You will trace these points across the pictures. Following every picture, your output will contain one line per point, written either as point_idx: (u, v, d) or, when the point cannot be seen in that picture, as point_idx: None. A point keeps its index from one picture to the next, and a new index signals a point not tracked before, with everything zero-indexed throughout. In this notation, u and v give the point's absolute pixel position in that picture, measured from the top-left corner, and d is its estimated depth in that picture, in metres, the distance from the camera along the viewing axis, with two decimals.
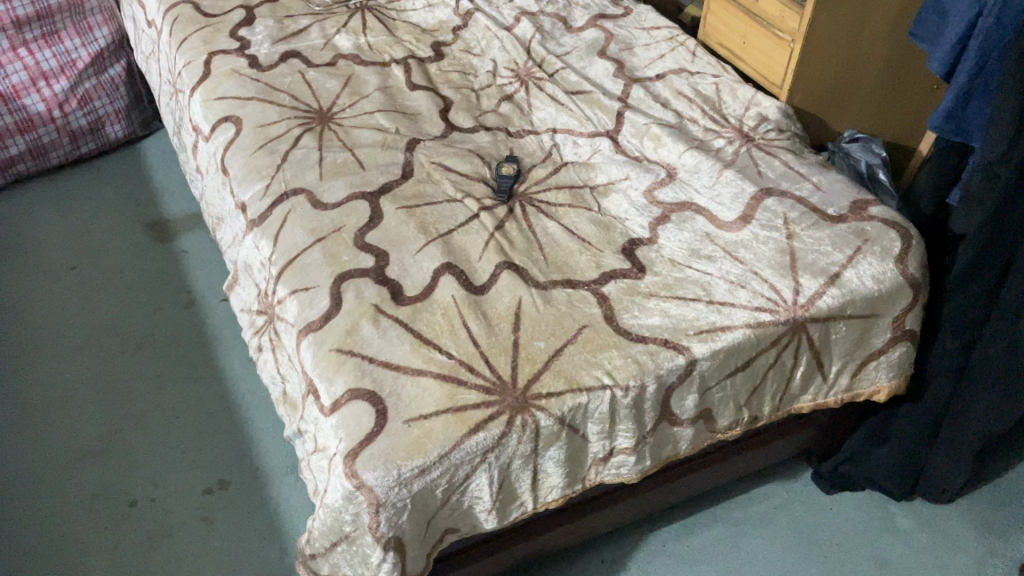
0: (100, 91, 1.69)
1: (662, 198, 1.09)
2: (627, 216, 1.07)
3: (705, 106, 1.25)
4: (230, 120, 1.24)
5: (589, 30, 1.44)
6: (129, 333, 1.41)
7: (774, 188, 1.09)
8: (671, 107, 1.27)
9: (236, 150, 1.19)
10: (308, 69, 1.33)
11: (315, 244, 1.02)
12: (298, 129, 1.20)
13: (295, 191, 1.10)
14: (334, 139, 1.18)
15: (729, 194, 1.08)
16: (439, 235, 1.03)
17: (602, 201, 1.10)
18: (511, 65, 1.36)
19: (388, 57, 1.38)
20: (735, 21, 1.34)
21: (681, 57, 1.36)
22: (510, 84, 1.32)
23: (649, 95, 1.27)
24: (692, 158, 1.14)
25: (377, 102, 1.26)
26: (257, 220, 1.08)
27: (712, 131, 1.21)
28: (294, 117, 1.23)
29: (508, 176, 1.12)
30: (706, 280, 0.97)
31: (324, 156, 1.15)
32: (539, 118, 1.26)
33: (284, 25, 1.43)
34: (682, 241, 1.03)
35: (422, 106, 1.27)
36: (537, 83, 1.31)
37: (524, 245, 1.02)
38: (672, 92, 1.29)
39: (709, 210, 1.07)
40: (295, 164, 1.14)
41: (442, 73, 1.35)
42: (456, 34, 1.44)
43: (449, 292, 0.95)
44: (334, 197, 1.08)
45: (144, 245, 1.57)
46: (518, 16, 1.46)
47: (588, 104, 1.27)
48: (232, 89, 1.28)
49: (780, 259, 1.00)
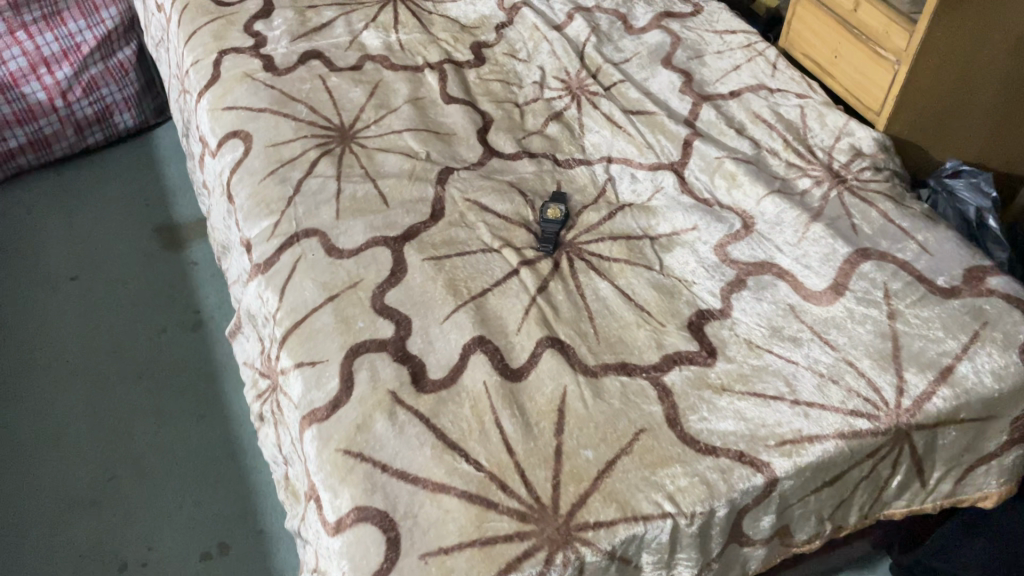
0: (108, 77, 1.54)
1: (737, 256, 0.92)
2: (695, 280, 0.90)
3: (788, 135, 1.07)
4: (239, 136, 1.08)
5: (652, 31, 1.25)
6: (130, 359, 1.27)
7: (872, 250, 0.91)
8: (747, 134, 1.09)
9: (243, 173, 1.03)
10: (329, 74, 1.17)
11: (326, 304, 0.87)
12: (314, 150, 1.04)
13: (307, 233, 0.94)
14: (355, 165, 1.03)
15: (817, 256, 0.91)
16: (470, 297, 0.87)
17: (664, 255, 0.93)
18: (561, 75, 1.18)
19: (422, 61, 1.21)
20: (824, 29, 1.14)
21: (759, 70, 1.18)
22: (560, 98, 1.15)
23: (722, 118, 1.09)
24: (773, 206, 0.96)
25: (406, 119, 1.10)
26: (263, 265, 0.94)
27: (795, 167, 1.03)
28: (311, 135, 1.07)
29: (555, 223, 0.95)
30: (791, 371, 0.81)
31: (342, 189, 0.99)
32: (592, 143, 1.09)
33: (305, 17, 1.27)
34: (761, 315, 0.86)
35: (458, 125, 1.10)
36: (590, 98, 1.14)
37: (571, 314, 0.86)
38: (749, 114, 1.11)
39: (793, 274, 0.90)
40: (310, 197, 0.99)
41: (481, 83, 1.18)
42: (500, 31, 1.27)
43: (479, 377, 0.79)
44: (352, 242, 0.93)
45: (152, 253, 1.43)
46: (571, 14, 1.28)
47: (649, 127, 1.09)
48: (242, 98, 1.13)
49: (880, 347, 0.83)
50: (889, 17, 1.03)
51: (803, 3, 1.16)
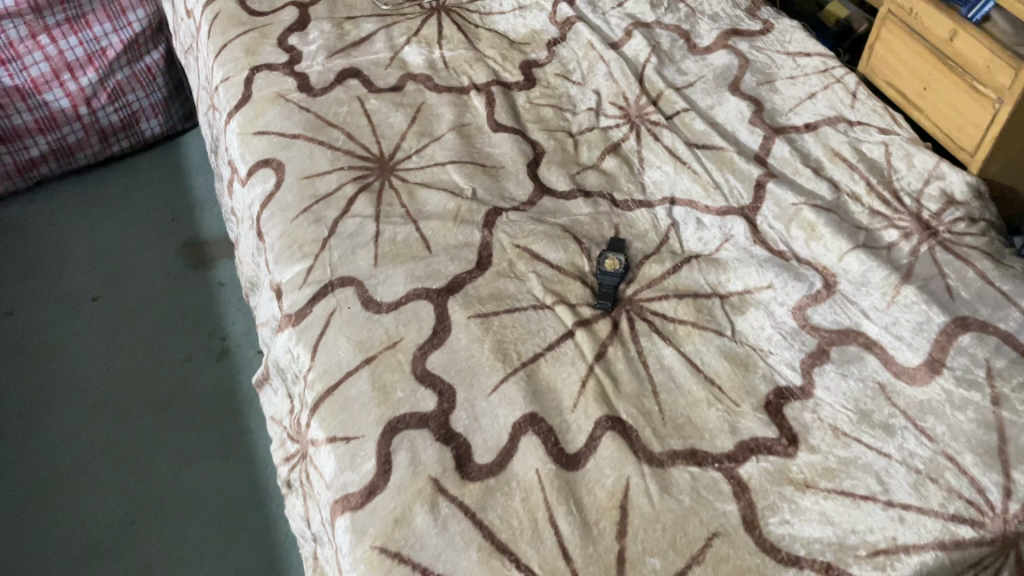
0: (134, 82, 1.47)
1: (818, 321, 0.83)
2: (770, 349, 0.81)
3: (871, 177, 0.97)
4: (271, 165, 1.00)
5: (718, 51, 1.15)
6: (153, 389, 1.21)
7: (971, 319, 0.81)
8: (825, 174, 0.99)
9: (275, 209, 0.96)
10: (368, 96, 1.09)
11: (362, 367, 0.79)
12: (352, 185, 0.96)
13: (343, 281, 0.86)
14: (395, 203, 0.94)
15: (909, 326, 0.81)
16: (521, 364, 0.79)
17: (735, 317, 0.84)
18: (619, 100, 1.09)
19: (468, 81, 1.12)
20: (911, 57, 1.04)
21: (837, 99, 1.07)
22: (617, 127, 1.06)
23: (797, 155, 1.00)
24: (858, 263, 0.87)
25: (451, 149, 1.02)
26: (294, 317, 0.86)
27: (880, 216, 0.94)
28: (348, 166, 0.99)
29: (614, 278, 0.87)
30: (883, 466, 0.71)
31: (381, 231, 0.91)
32: (653, 180, 1.00)
33: (343, 30, 1.18)
34: (847, 395, 0.77)
35: (507, 158, 1.01)
36: (651, 128, 1.04)
37: (633, 388, 0.77)
38: (828, 152, 1.01)
39: (881, 345, 0.80)
40: (346, 239, 0.90)
41: (532, 108, 1.08)
42: (552, 48, 1.17)
43: (531, 464, 0.71)
44: (391, 293, 0.85)
45: (179, 272, 1.36)
46: (629, 30, 1.18)
47: (716, 164, 0.99)
48: (275, 122, 1.05)
49: (984, 439, 0.73)
50: (989, 53, 0.93)
51: (889, 27, 1.06)
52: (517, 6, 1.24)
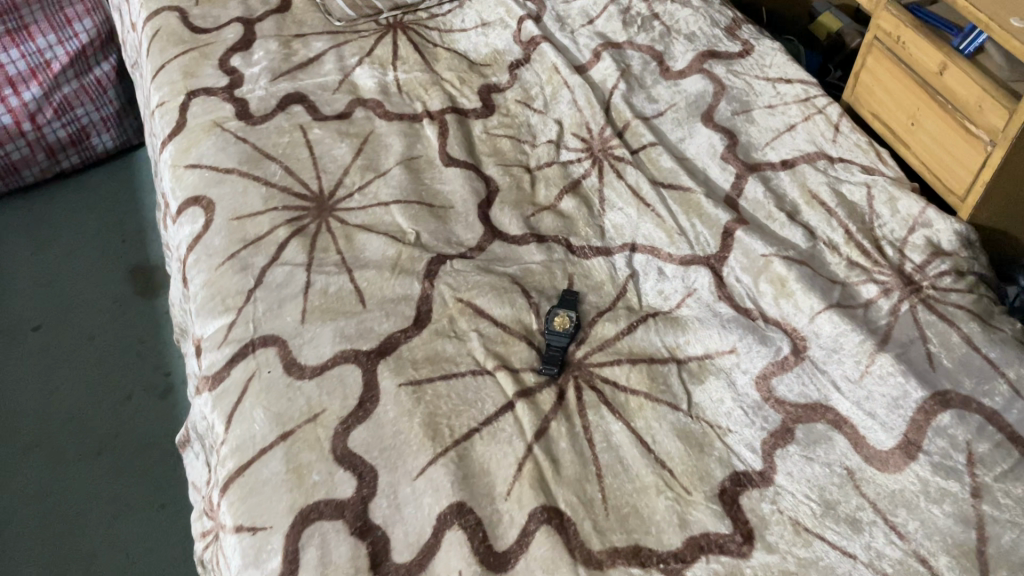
0: (83, 96, 1.40)
1: (783, 394, 0.75)
2: (729, 426, 0.73)
3: (850, 223, 0.89)
4: (200, 203, 0.93)
5: (692, 75, 1.07)
6: (89, 431, 1.14)
7: (953, 395, 0.74)
8: (800, 219, 0.91)
9: (201, 254, 0.88)
10: (312, 124, 1.01)
11: (278, 443, 0.72)
12: (285, 228, 0.89)
13: (266, 341, 0.79)
14: (330, 248, 0.87)
15: (882, 401, 0.74)
16: (453, 442, 0.71)
17: (692, 388, 0.76)
18: (582, 131, 1.01)
19: (421, 108, 1.04)
20: (899, 89, 0.95)
21: (817, 133, 0.99)
22: (578, 162, 0.98)
23: (771, 197, 0.92)
24: (830, 325, 0.79)
25: (396, 187, 0.94)
26: (211, 380, 0.79)
27: (858, 268, 0.86)
28: (282, 206, 0.91)
29: (564, 339, 0.79)
30: (847, 569, 0.64)
31: (312, 282, 0.84)
32: (613, 224, 0.92)
33: (290, 50, 1.10)
34: (811, 483, 0.69)
35: (457, 196, 0.94)
36: (615, 164, 0.97)
37: (575, 472, 0.70)
38: (804, 194, 0.93)
39: (851, 423, 0.73)
40: (273, 291, 0.83)
41: (488, 139, 1.01)
42: (514, 71, 1.09)
43: (453, 565, 0.64)
44: (316, 356, 0.78)
45: (124, 300, 1.29)
46: (597, 51, 1.10)
47: (682, 206, 0.91)
48: (209, 153, 0.97)
49: (962, 539, 0.65)
50: (982, 90, 0.84)
51: (875, 54, 0.98)
52: (480, 23, 1.16)
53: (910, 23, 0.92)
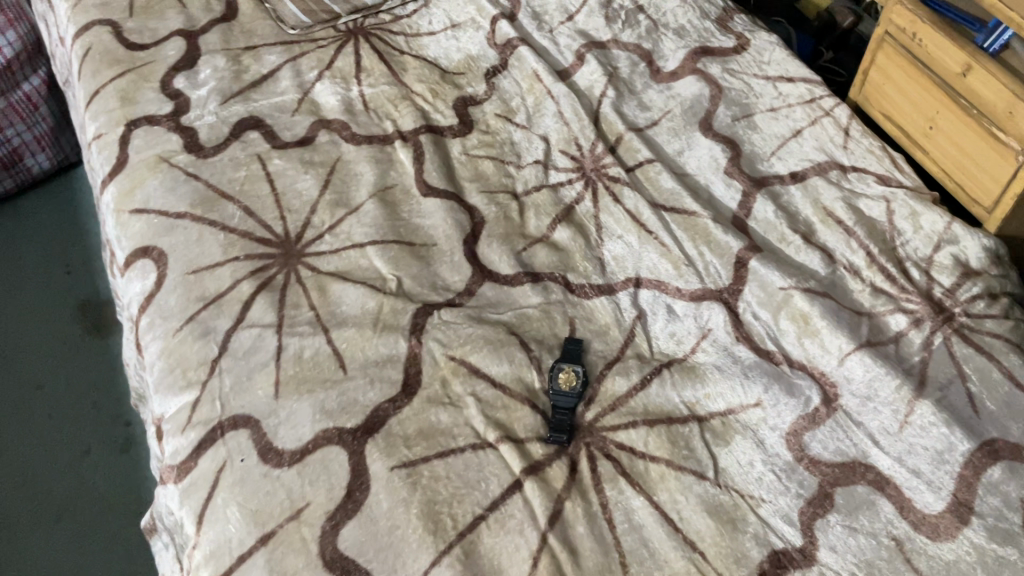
0: (12, 115, 1.27)
1: (818, 452, 0.68)
2: (762, 494, 0.66)
3: (871, 243, 0.81)
4: (150, 255, 0.82)
5: (686, 77, 0.98)
6: (45, 494, 1.04)
7: (1002, 445, 0.67)
8: (816, 241, 0.83)
9: (155, 316, 0.78)
10: (271, 153, 0.91)
11: (258, 548, 0.63)
12: (248, 281, 0.79)
13: (236, 422, 0.70)
14: (302, 303, 0.78)
15: (926, 456, 0.67)
16: (457, 535, 0.63)
17: (717, 451, 0.69)
18: (571, 148, 0.92)
19: (392, 128, 0.94)
20: (914, 89, 0.88)
21: (826, 138, 0.91)
22: (570, 184, 0.89)
23: (783, 217, 0.84)
24: (862, 369, 0.72)
25: (371, 224, 0.84)
26: (177, 470, 0.69)
27: (884, 295, 0.78)
28: (244, 255, 0.81)
29: (571, 400, 0.71)
30: None
31: (284, 346, 0.74)
32: (614, 256, 0.83)
33: (241, 66, 0.99)
34: (857, 559, 0.62)
35: (439, 231, 0.84)
36: (610, 186, 0.88)
37: (597, 563, 0.62)
38: (819, 212, 0.85)
39: (894, 484, 0.66)
40: (240, 359, 0.74)
41: (468, 161, 0.91)
42: (491, 80, 0.99)
43: None
44: (295, 438, 0.69)
45: (75, 342, 1.18)
46: (581, 53, 1.01)
47: (689, 233, 0.83)
48: (156, 195, 0.86)
49: None
50: (1011, 95, 0.77)
51: (887, 51, 0.90)
52: (450, 24, 1.06)
53: (927, 18, 0.84)
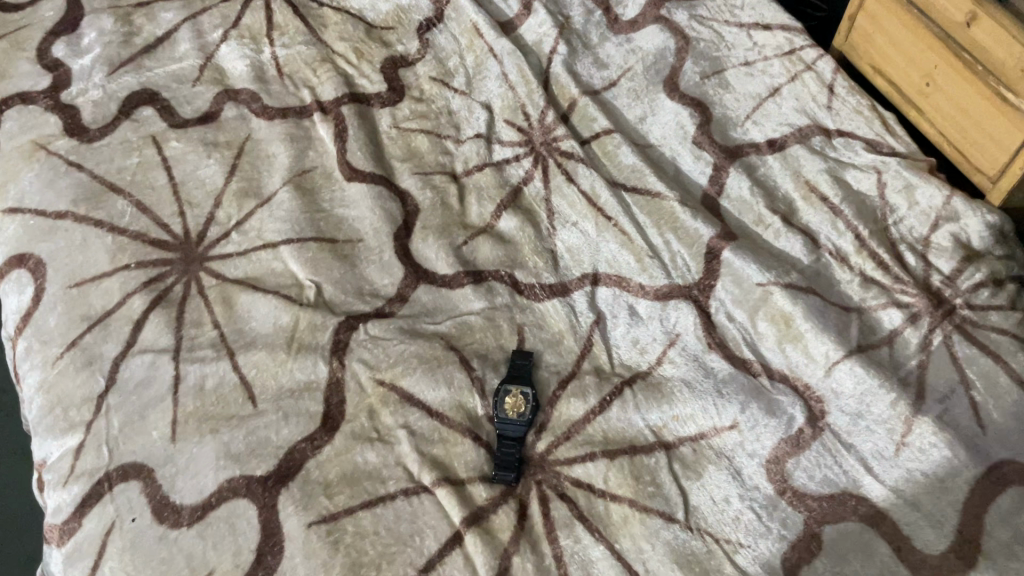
0: None
1: (802, 483, 0.59)
2: (739, 537, 0.58)
3: (860, 224, 0.71)
4: (25, 264, 0.70)
5: (648, 27, 0.85)
6: None
7: (1012, 468, 0.59)
8: (798, 222, 0.73)
9: (32, 341, 0.66)
10: (168, 134, 0.78)
11: None
12: (141, 295, 0.67)
13: (127, 473, 0.60)
14: (204, 321, 0.66)
15: (926, 485, 0.58)
16: None
17: (688, 486, 0.60)
18: (517, 117, 0.80)
19: (309, 97, 0.81)
20: (909, 40, 0.76)
21: (808, 97, 0.80)
22: (516, 161, 0.77)
23: (760, 194, 0.73)
24: (851, 380, 0.63)
25: (285, 218, 0.72)
26: (59, 532, 0.59)
27: (875, 287, 0.68)
28: (136, 262, 0.69)
29: (518, 430, 0.61)
30: None
31: (182, 375, 0.64)
32: (567, 246, 0.73)
33: (132, 28, 0.85)
34: None
35: (365, 224, 0.73)
36: (562, 162, 0.76)
37: None
38: (800, 186, 0.74)
39: (890, 519, 0.57)
40: (131, 394, 0.63)
41: (399, 136, 0.79)
42: (424, 36, 0.86)
43: None
44: (196, 490, 0.59)
45: None
46: (527, 2, 0.87)
47: (653, 218, 0.73)
48: (31, 190, 0.73)
49: None
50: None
51: None
52: None
53: None
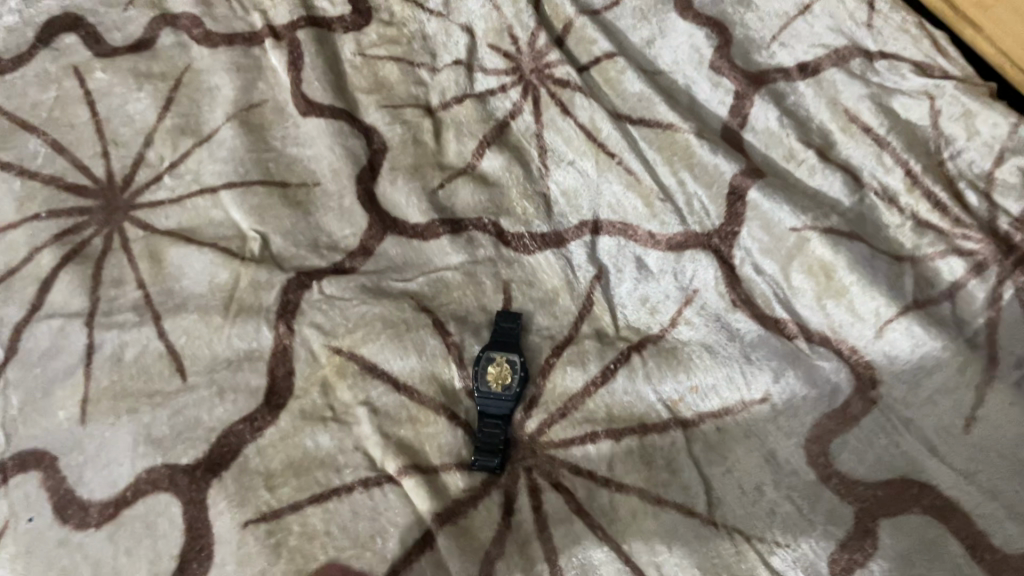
0: None
1: (851, 468, 0.49)
2: (776, 535, 0.47)
3: (911, 159, 0.60)
4: None
5: None
6: None
7: None
8: (836, 157, 0.61)
9: None
10: (92, 63, 0.66)
11: None
12: (51, 250, 0.56)
13: (26, 462, 0.49)
14: (126, 279, 0.55)
15: (1004, 469, 0.48)
16: None
17: (711, 472, 0.49)
18: (503, 41, 0.68)
19: (259, 21, 0.69)
20: None
21: (845, 14, 0.67)
22: (502, 92, 0.66)
23: (790, 124, 0.62)
24: (909, 343, 0.51)
25: (227, 159, 0.61)
26: None
27: (932, 231, 0.57)
28: (49, 211, 0.58)
29: (506, 407, 0.50)
30: None
31: (97, 344, 0.52)
32: (563, 189, 0.61)
33: None
34: None
35: (323, 165, 0.61)
36: (556, 92, 0.65)
37: None
38: (838, 116, 0.63)
39: (961, 511, 0.47)
40: (34, 367, 0.52)
41: (364, 65, 0.67)
42: None
43: None
44: (108, 483, 0.48)
45: None
46: None
47: (664, 153, 0.61)
48: None
49: None
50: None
51: None
52: None
53: None
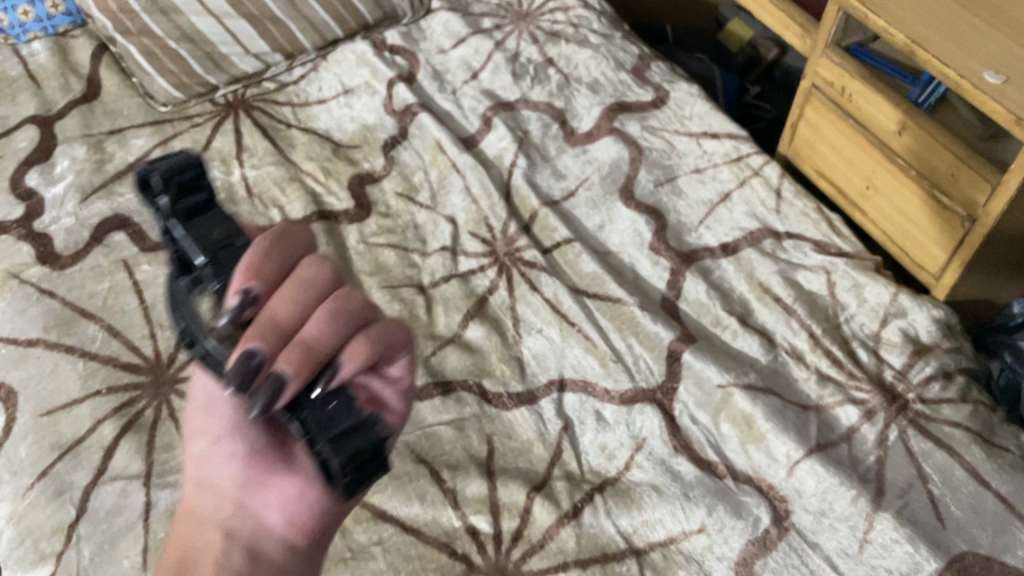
0: None
1: None
2: None
3: (814, 324, 0.74)
4: None
5: (602, 138, 0.90)
6: None
7: (970, 555, 0.60)
8: (753, 322, 0.76)
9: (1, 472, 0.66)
10: (140, 257, 0.80)
11: None
12: (112, 421, 0.68)
13: None
14: (174, 445, 0.67)
15: None
16: None
17: None
18: (481, 229, 0.83)
19: (279, 216, 0.84)
20: (847, 147, 0.82)
21: (757, 201, 0.84)
22: (481, 271, 0.80)
23: (716, 297, 0.77)
24: (813, 480, 0.64)
25: None
26: None
27: (831, 384, 0.71)
28: (108, 388, 0.70)
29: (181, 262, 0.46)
30: None
31: (153, 502, 0.64)
32: (534, 353, 0.74)
33: (105, 154, 0.88)
34: None
35: None
36: (526, 272, 0.79)
37: None
38: (754, 288, 0.77)
39: None
40: (101, 522, 0.63)
41: (367, 252, 0.82)
42: (390, 153, 0.90)
43: None
44: None
45: None
46: (488, 117, 0.92)
47: (615, 323, 0.75)
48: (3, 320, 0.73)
49: None
50: (953, 77, 0.66)
51: (815, 105, 0.84)
52: (342, 89, 0.97)
53: (857, 72, 0.77)
